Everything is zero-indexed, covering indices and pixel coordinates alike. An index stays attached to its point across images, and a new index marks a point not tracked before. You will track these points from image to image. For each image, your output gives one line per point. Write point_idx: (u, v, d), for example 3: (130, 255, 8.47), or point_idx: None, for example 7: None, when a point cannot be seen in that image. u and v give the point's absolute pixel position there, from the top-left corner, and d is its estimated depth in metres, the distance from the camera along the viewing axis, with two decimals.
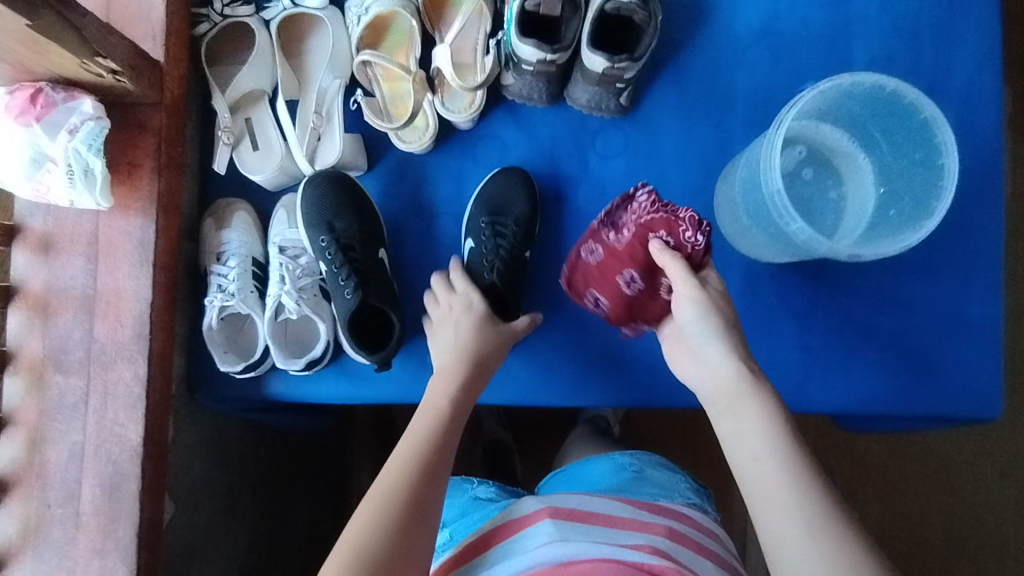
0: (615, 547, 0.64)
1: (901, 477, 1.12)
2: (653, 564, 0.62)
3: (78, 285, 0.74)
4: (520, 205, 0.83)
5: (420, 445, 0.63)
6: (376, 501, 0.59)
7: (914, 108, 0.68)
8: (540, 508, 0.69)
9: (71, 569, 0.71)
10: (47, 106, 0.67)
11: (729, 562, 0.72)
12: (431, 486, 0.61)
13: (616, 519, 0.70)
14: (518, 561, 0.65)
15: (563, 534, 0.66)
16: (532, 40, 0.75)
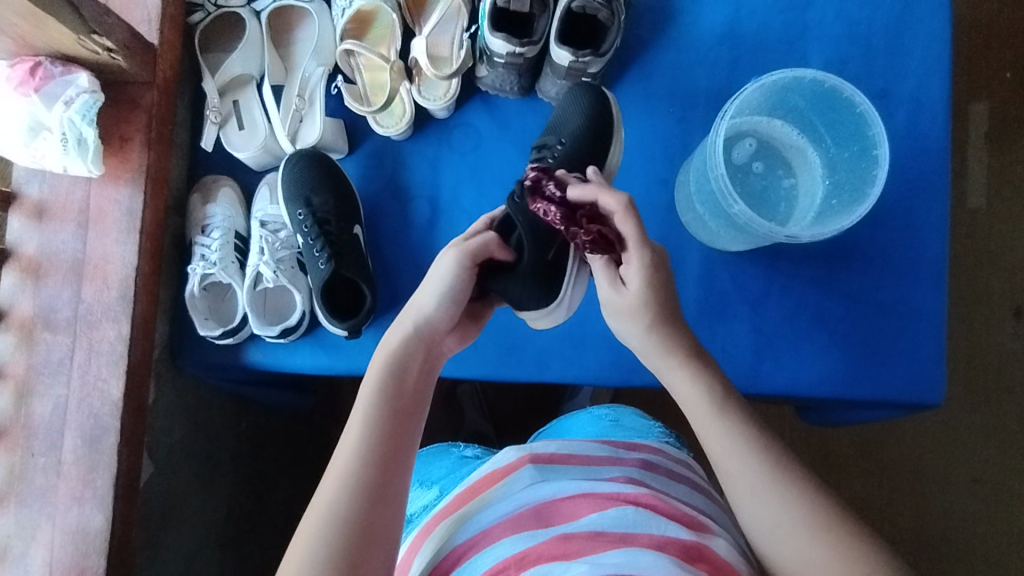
0: (593, 483, 0.71)
1: (877, 471, 1.19)
2: (630, 493, 0.69)
3: (68, 249, 0.79)
4: (577, 119, 0.80)
5: (380, 405, 0.57)
6: (341, 471, 0.54)
7: (851, 103, 0.75)
8: (520, 455, 0.73)
9: (51, 514, 0.76)
10: (46, 79, 0.73)
11: (701, 485, 0.78)
12: (397, 450, 0.56)
13: (592, 458, 0.75)
14: (505, 502, 0.69)
15: (543, 476, 0.71)
16: (502, 34, 0.79)
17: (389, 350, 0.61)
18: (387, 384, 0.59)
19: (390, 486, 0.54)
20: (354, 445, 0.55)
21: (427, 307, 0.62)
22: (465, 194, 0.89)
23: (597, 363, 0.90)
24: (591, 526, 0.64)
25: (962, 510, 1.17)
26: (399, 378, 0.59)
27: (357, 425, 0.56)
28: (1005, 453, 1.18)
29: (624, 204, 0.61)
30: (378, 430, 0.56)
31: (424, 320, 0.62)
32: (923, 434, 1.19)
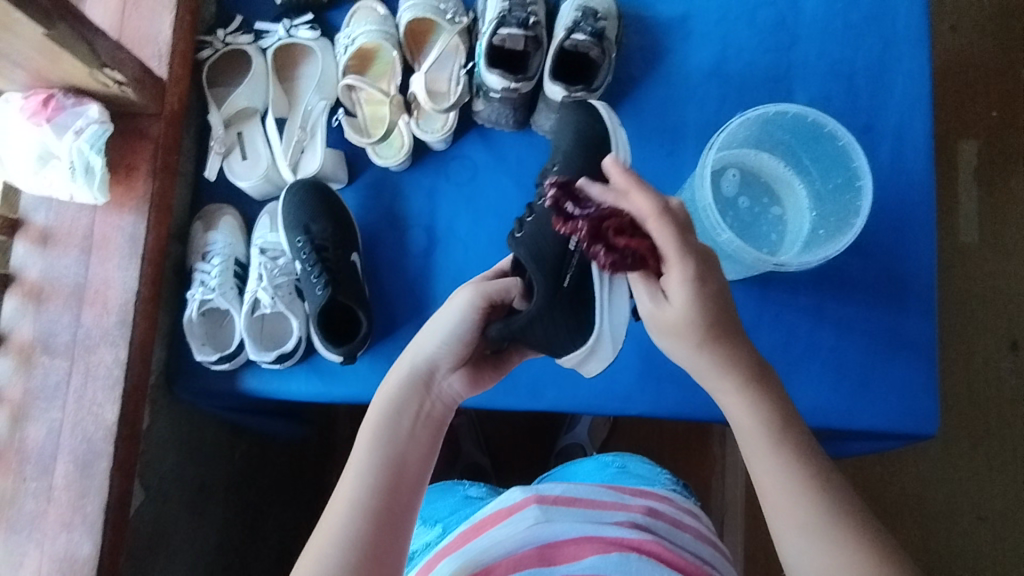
0: (595, 524, 0.70)
1: (890, 499, 1.16)
2: (632, 538, 0.67)
3: (70, 274, 0.80)
4: (569, 138, 0.77)
5: (377, 461, 0.55)
6: (332, 530, 0.52)
7: (833, 137, 0.78)
8: (526, 496, 0.72)
9: (40, 540, 0.76)
10: (57, 110, 0.76)
11: (709, 536, 0.76)
12: (394, 506, 0.54)
13: (596, 501, 0.73)
14: (506, 540, 0.68)
15: (547, 516, 0.69)
16: (498, 71, 0.83)
17: (387, 401, 0.59)
18: (386, 434, 0.57)
19: (386, 545, 0.52)
20: (348, 501, 0.53)
21: (426, 355, 0.60)
22: (462, 223, 0.91)
23: (591, 392, 0.90)
24: (592, 569, 0.64)
25: (967, 550, 1.15)
26: (396, 430, 0.57)
27: (352, 478, 0.54)
28: (1006, 492, 1.16)
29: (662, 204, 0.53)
30: (374, 485, 0.54)
31: (421, 366, 0.60)
32: (928, 465, 1.18)
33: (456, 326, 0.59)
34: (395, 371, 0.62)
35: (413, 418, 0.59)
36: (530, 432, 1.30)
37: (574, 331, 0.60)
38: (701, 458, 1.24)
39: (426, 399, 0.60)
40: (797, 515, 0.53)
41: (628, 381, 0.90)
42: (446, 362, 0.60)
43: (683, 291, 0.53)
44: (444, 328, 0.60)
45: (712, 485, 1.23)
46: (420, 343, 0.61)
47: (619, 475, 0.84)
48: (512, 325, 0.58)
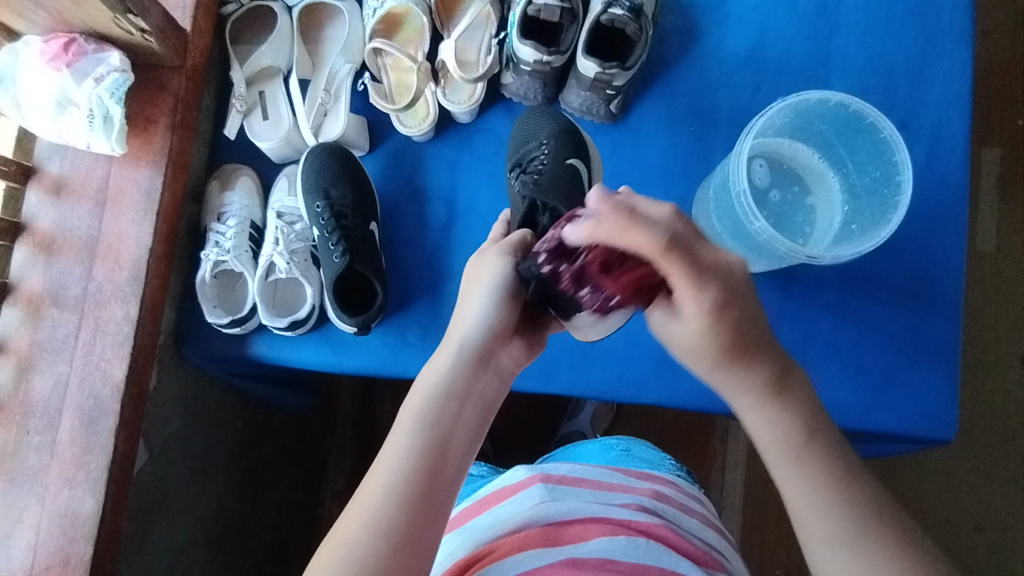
0: (604, 506, 0.68)
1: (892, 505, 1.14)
2: (640, 522, 0.66)
3: (83, 227, 0.79)
4: (552, 124, 0.84)
5: (416, 444, 0.51)
6: (363, 510, 0.48)
7: (874, 128, 0.76)
8: (532, 475, 0.71)
9: (41, 495, 0.75)
10: (78, 55, 0.74)
11: (714, 521, 0.74)
12: (432, 495, 0.50)
13: (602, 483, 0.72)
14: (509, 519, 0.66)
15: (554, 495, 0.68)
16: (531, 42, 0.80)
17: (433, 380, 0.55)
18: (429, 416, 0.52)
19: (424, 535, 0.48)
20: (384, 487, 0.49)
21: (477, 325, 0.57)
22: (482, 199, 0.89)
23: (605, 378, 0.89)
24: (601, 553, 0.61)
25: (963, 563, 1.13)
26: (441, 411, 0.53)
27: (387, 463, 0.50)
28: (1007, 505, 1.15)
29: (665, 239, 0.46)
30: (411, 473, 0.50)
31: (477, 342, 0.56)
32: (933, 474, 1.16)
33: (496, 278, 0.57)
34: (443, 347, 0.57)
35: (461, 398, 0.54)
36: (533, 416, 1.28)
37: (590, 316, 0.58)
38: (703, 453, 1.23)
39: (480, 375, 0.56)
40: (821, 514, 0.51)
41: (644, 369, 0.88)
42: (502, 327, 0.57)
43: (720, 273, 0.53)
44: (487, 282, 0.58)
45: (711, 481, 1.22)
46: (467, 313, 0.58)
47: (624, 458, 0.82)
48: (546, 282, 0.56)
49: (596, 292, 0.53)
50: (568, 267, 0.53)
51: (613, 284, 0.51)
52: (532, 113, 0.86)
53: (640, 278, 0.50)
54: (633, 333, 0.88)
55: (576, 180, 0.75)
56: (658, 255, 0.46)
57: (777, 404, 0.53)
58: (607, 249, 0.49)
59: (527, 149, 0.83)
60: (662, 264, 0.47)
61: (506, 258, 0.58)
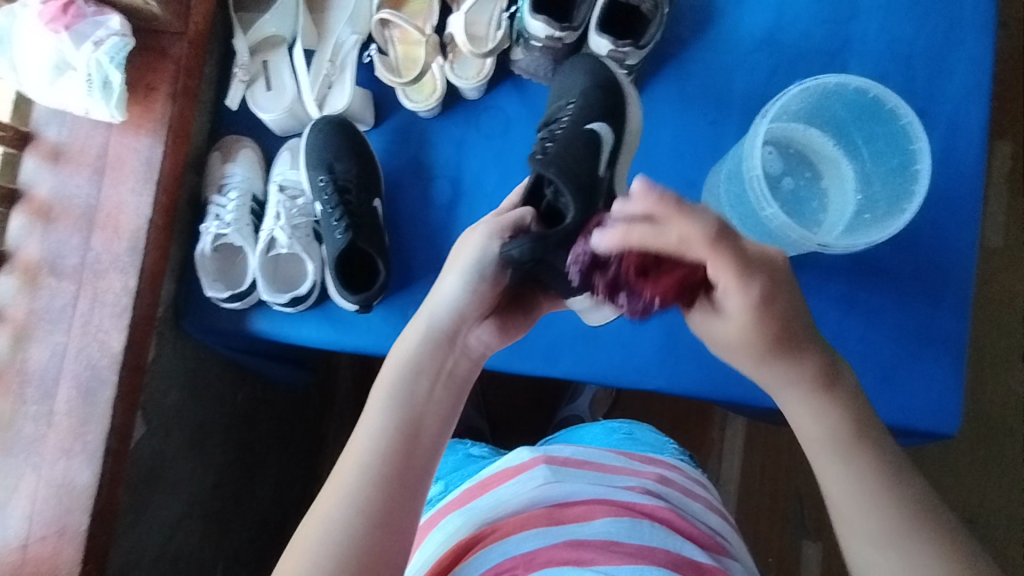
0: (608, 488, 0.67)
1: None
2: (644, 504, 0.65)
3: (82, 195, 0.77)
4: (581, 82, 0.77)
5: (388, 426, 0.52)
6: (338, 492, 0.50)
7: (894, 115, 0.75)
8: (534, 456, 0.70)
9: (38, 465, 0.74)
10: (77, 18, 0.72)
11: (717, 505, 0.74)
12: (407, 476, 0.52)
13: (605, 466, 0.71)
14: (511, 500, 0.66)
15: (557, 476, 0.67)
16: (542, 16, 0.78)
17: (401, 360, 0.56)
18: (399, 397, 0.54)
19: (399, 512, 0.50)
20: (358, 468, 0.51)
21: (446, 307, 0.57)
22: (489, 177, 0.87)
23: (607, 362, 0.88)
24: (604, 535, 0.61)
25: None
26: (410, 390, 0.54)
27: (361, 444, 0.52)
28: (1001, 499, 1.14)
29: (714, 226, 0.44)
30: (387, 454, 0.51)
31: (444, 324, 0.57)
32: (927, 466, 1.16)
33: (474, 261, 0.55)
34: (412, 327, 0.58)
35: (430, 376, 0.55)
36: (531, 399, 1.28)
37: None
38: (700, 440, 1.23)
39: (448, 355, 0.56)
40: None
41: (647, 355, 0.87)
42: (473, 310, 0.57)
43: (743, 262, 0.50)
44: (466, 261, 0.56)
45: (707, 468, 1.22)
46: (440, 290, 0.57)
47: (627, 442, 0.81)
48: (540, 240, 0.51)
49: (635, 298, 0.50)
50: (602, 277, 0.50)
51: (654, 288, 0.49)
52: (577, 61, 0.79)
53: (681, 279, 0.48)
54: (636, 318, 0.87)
55: (583, 144, 0.62)
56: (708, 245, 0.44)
57: (786, 393, 0.52)
58: (642, 253, 0.47)
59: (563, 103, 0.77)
60: (707, 258, 0.45)
61: (492, 236, 0.55)
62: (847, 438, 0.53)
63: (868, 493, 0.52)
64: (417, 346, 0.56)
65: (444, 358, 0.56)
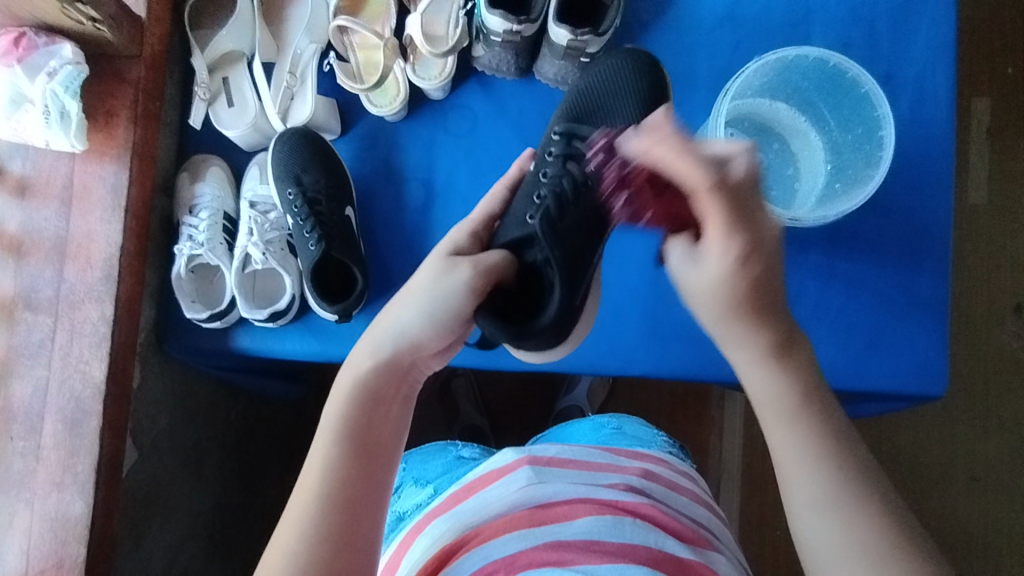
0: (591, 487, 0.68)
1: (889, 458, 1.15)
2: (628, 502, 0.66)
3: (51, 227, 0.77)
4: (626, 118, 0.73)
5: (345, 448, 0.53)
6: (299, 517, 0.50)
7: (855, 83, 0.76)
8: (518, 457, 0.70)
9: (30, 500, 0.74)
10: (29, 49, 0.72)
11: (705, 497, 0.75)
12: (366, 495, 0.52)
13: (589, 463, 0.72)
14: (496, 501, 0.66)
15: (540, 478, 0.68)
16: (499, 10, 0.77)
17: (350, 380, 0.55)
18: (353, 417, 0.54)
19: (357, 528, 0.51)
20: (317, 490, 0.51)
21: (395, 330, 0.56)
22: (460, 176, 0.87)
23: (593, 351, 0.87)
24: (586, 534, 0.62)
25: (946, 515, 1.13)
26: (365, 412, 0.54)
27: (319, 464, 0.52)
28: (1001, 454, 1.15)
29: (715, 176, 0.47)
30: (346, 474, 0.52)
31: (392, 345, 0.55)
32: (926, 426, 1.16)
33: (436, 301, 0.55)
34: (363, 346, 0.57)
35: (377, 398, 0.55)
36: (527, 393, 1.28)
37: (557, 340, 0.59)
38: (699, 421, 1.23)
39: (400, 383, 0.56)
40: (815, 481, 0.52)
41: (632, 341, 0.87)
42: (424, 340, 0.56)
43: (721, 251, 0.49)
44: (424, 300, 0.55)
45: (709, 447, 1.23)
46: (394, 318, 0.56)
47: (615, 437, 0.82)
48: (517, 337, 0.55)
49: (630, 203, 0.61)
50: (617, 169, 0.61)
51: (654, 204, 0.57)
52: (625, 72, 0.75)
53: (674, 210, 0.56)
54: (618, 306, 0.88)
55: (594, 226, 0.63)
56: (699, 188, 0.48)
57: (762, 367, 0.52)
58: (651, 174, 0.55)
59: (586, 117, 0.74)
60: (701, 198, 0.48)
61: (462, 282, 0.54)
62: (806, 403, 0.53)
63: (830, 458, 0.52)
64: (367, 370, 0.55)
65: (396, 384, 0.56)
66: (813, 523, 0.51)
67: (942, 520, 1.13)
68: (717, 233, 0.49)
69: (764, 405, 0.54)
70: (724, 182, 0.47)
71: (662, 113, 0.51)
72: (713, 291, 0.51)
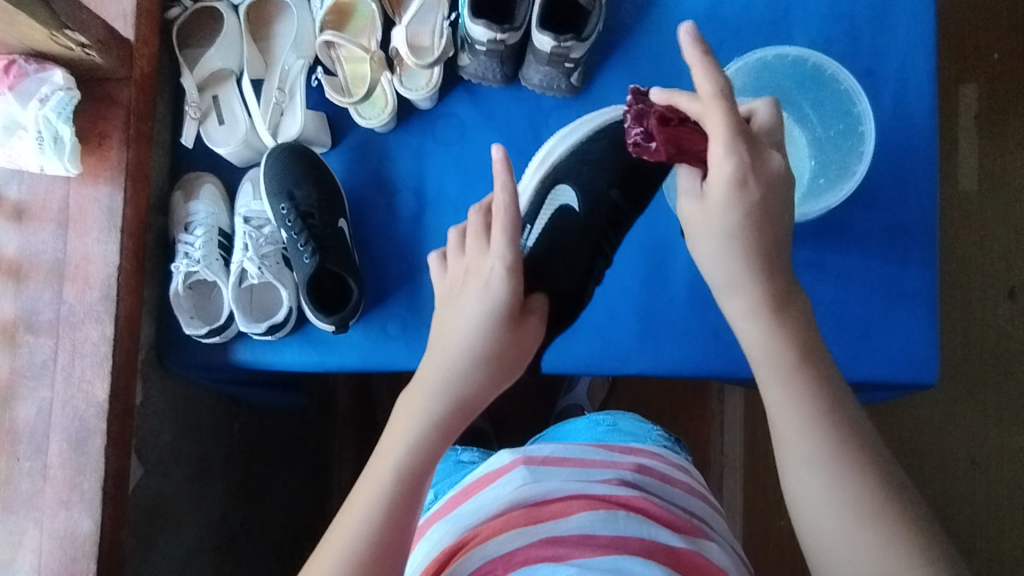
0: (585, 483, 0.69)
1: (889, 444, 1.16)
2: (621, 496, 0.67)
3: (49, 250, 0.78)
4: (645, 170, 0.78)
5: (392, 489, 0.51)
6: (338, 550, 0.50)
7: (835, 79, 0.79)
8: (514, 459, 0.73)
9: (39, 519, 0.75)
10: (19, 76, 0.73)
11: (699, 489, 0.76)
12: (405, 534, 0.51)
13: (584, 460, 0.74)
14: (493, 502, 0.68)
15: (534, 477, 0.70)
16: (482, 20, 0.78)
17: (410, 423, 0.53)
18: (410, 460, 0.52)
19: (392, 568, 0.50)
20: (363, 525, 0.50)
21: (461, 373, 0.53)
22: (451, 184, 0.88)
23: (588, 352, 0.88)
24: (580, 529, 0.63)
25: (948, 498, 1.15)
26: (422, 456, 0.52)
27: (369, 501, 0.51)
28: (1000, 437, 1.16)
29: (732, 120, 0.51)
30: (393, 515, 0.51)
31: (454, 388, 0.53)
32: (925, 413, 1.17)
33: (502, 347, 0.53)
34: (424, 384, 0.54)
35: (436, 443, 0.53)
36: (528, 394, 1.29)
37: None
38: (699, 416, 1.25)
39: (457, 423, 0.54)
40: (814, 449, 0.51)
41: (626, 339, 0.88)
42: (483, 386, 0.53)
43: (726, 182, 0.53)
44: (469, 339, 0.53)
45: (710, 440, 1.24)
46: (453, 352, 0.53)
47: (611, 433, 0.83)
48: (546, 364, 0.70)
49: (647, 135, 0.61)
50: (634, 102, 0.63)
51: (661, 130, 0.59)
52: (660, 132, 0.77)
53: (682, 138, 0.59)
54: (611, 307, 0.89)
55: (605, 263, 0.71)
56: (707, 100, 0.52)
57: None
58: (670, 108, 0.60)
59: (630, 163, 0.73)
60: (707, 111, 0.52)
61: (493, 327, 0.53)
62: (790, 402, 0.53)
63: None
64: (438, 408, 0.53)
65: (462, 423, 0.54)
66: (805, 479, 0.51)
67: (943, 503, 1.15)
68: (722, 149, 0.52)
69: (759, 356, 0.53)
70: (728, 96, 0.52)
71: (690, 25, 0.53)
72: (715, 215, 0.54)
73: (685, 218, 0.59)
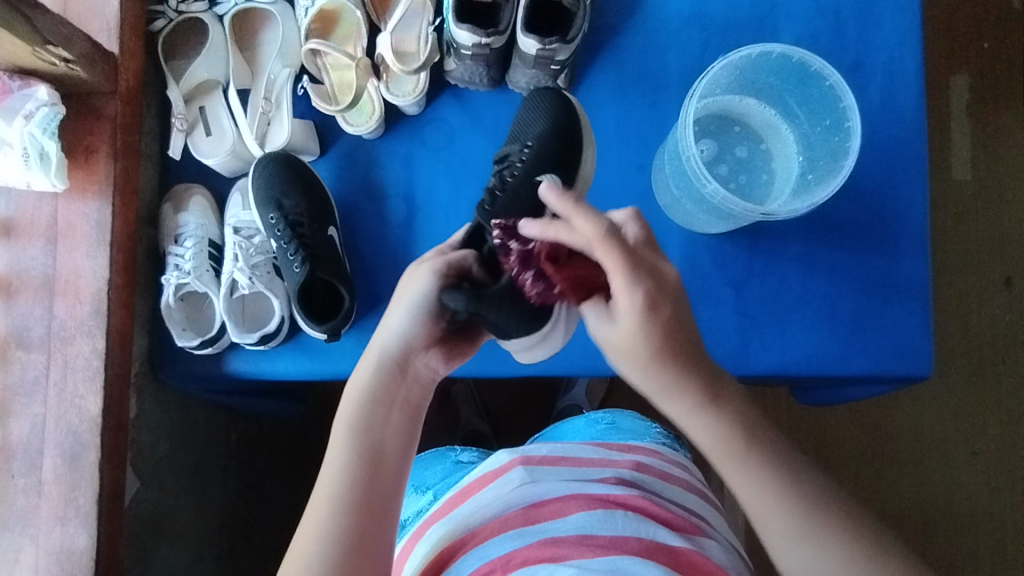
0: (582, 483, 0.69)
1: (890, 433, 1.16)
2: (619, 494, 0.67)
3: (38, 266, 0.78)
4: (541, 122, 0.77)
5: (353, 454, 0.54)
6: (316, 524, 0.52)
7: (820, 76, 0.77)
8: (512, 459, 0.72)
9: (34, 535, 0.75)
10: (4, 94, 0.74)
11: (698, 486, 0.76)
12: (376, 499, 0.53)
13: (581, 459, 0.73)
14: (491, 503, 0.68)
15: (532, 476, 0.69)
16: (467, 25, 0.78)
17: (359, 390, 0.57)
18: (362, 422, 0.56)
19: (371, 535, 0.52)
20: (331, 494, 0.53)
21: (393, 335, 0.58)
22: (441, 190, 0.88)
23: (582, 354, 0.88)
24: (579, 529, 0.63)
25: (951, 497, 1.14)
26: (373, 417, 0.56)
27: (336, 470, 0.54)
28: (1000, 428, 1.16)
29: (605, 227, 0.49)
30: (358, 479, 0.53)
31: (392, 350, 0.58)
32: (926, 404, 1.17)
33: (419, 295, 0.56)
34: (364, 356, 0.60)
35: (386, 403, 0.57)
36: (527, 396, 1.29)
37: (525, 314, 0.54)
38: None
39: (401, 384, 0.58)
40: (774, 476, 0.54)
41: None
42: (419, 341, 0.58)
43: (632, 316, 0.51)
44: (408, 298, 0.57)
45: None
46: (387, 324, 0.58)
47: (609, 432, 0.83)
48: (475, 297, 0.53)
49: (538, 279, 0.53)
50: (518, 249, 0.55)
51: (557, 275, 0.52)
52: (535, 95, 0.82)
53: (585, 277, 0.53)
54: None
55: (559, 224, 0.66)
56: (595, 240, 0.50)
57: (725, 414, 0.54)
58: (554, 243, 0.53)
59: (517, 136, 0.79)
60: (597, 251, 0.50)
61: (434, 276, 0.57)
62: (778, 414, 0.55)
63: None
64: (378, 371, 0.57)
65: (403, 382, 0.58)
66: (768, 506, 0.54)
67: (946, 498, 1.14)
68: (622, 286, 0.50)
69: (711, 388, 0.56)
70: (615, 233, 0.50)
71: (549, 184, 0.52)
72: (631, 343, 0.52)
73: (594, 335, 0.55)
